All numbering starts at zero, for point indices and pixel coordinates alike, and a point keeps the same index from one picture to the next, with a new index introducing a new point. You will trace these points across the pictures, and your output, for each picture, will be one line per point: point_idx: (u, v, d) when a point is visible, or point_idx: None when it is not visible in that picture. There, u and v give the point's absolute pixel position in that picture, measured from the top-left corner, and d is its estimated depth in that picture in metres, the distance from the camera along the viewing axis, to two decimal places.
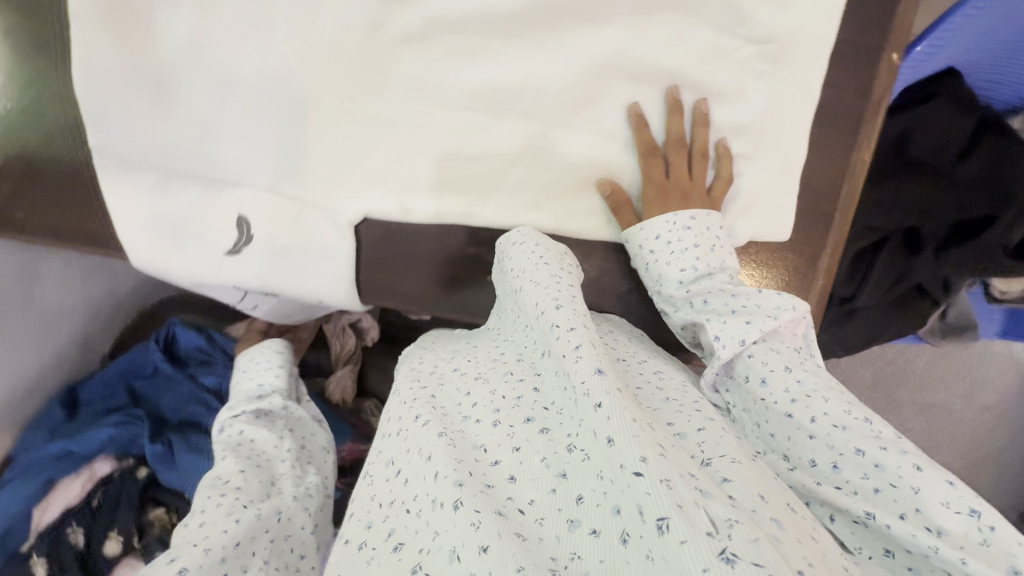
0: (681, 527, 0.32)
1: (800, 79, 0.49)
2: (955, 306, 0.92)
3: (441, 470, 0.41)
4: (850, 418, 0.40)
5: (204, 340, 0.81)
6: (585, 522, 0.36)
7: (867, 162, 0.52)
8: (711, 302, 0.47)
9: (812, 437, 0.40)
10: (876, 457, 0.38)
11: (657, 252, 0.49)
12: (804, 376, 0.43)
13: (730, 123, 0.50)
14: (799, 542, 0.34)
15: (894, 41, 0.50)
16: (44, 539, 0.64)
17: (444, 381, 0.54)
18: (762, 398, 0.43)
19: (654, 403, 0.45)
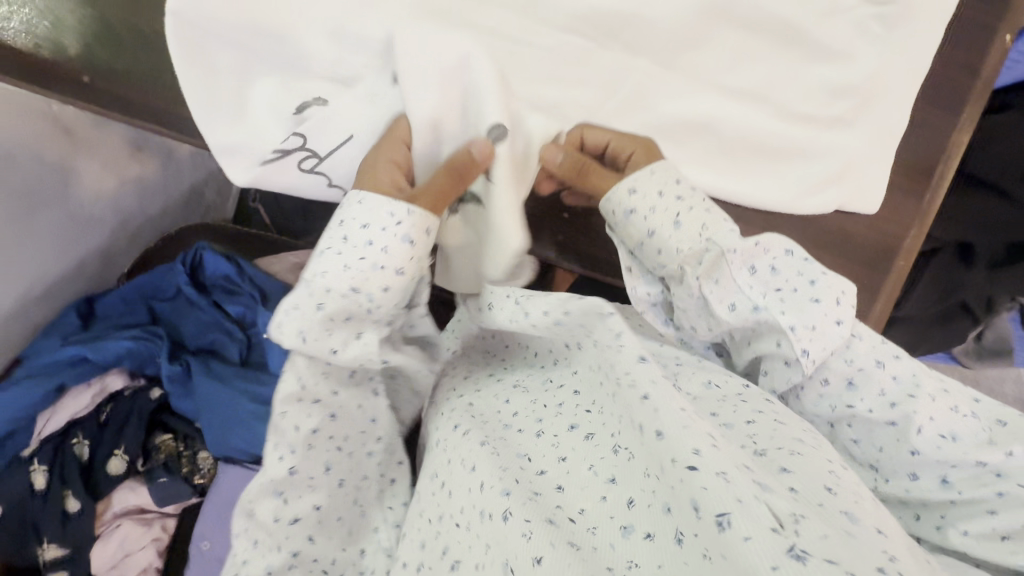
0: (745, 522, 0.27)
1: (917, 43, 0.47)
2: (993, 328, 0.90)
3: (487, 480, 0.39)
4: (954, 420, 0.37)
5: (232, 270, 0.75)
6: (637, 526, 0.32)
7: (963, 145, 0.51)
8: (778, 271, 0.40)
9: (914, 452, 0.37)
10: (999, 466, 0.35)
11: (666, 209, 0.43)
12: (899, 372, 0.38)
13: (838, 81, 0.48)
14: (878, 531, 0.29)
15: (1010, 21, 0.49)
16: (47, 447, 0.61)
17: (478, 384, 0.50)
18: (851, 405, 0.39)
19: (694, 389, 0.41)
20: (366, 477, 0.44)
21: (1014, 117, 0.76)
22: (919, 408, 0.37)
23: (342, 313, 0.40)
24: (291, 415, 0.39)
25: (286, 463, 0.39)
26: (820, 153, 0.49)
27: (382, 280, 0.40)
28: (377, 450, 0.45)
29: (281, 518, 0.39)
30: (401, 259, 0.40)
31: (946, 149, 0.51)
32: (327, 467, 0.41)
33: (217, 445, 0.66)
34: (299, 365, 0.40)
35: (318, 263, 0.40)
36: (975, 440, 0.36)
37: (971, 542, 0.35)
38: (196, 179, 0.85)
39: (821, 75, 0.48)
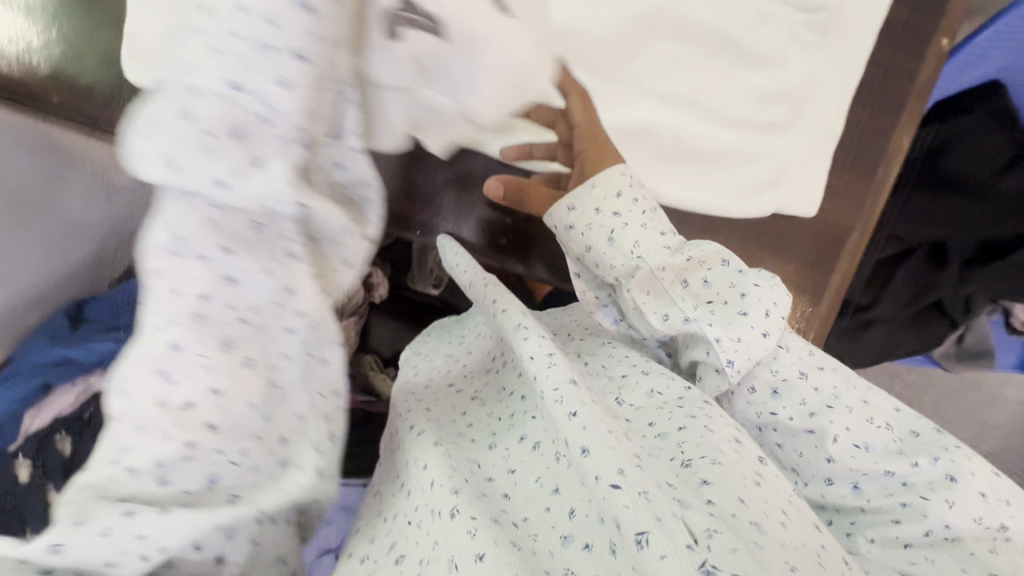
0: (661, 540, 0.30)
1: (844, 52, 0.49)
2: (973, 331, 0.89)
3: (438, 479, 0.41)
4: (869, 433, 0.43)
5: None
6: (577, 536, 0.35)
7: (903, 148, 0.52)
8: (709, 284, 0.45)
9: (831, 460, 0.42)
10: (905, 476, 0.42)
11: (602, 226, 0.47)
12: (821, 384, 0.44)
13: (772, 88, 0.49)
14: (782, 545, 0.33)
15: (945, 27, 0.50)
16: (32, 442, 0.64)
17: (440, 397, 0.55)
18: (775, 412, 0.44)
19: (637, 400, 0.44)
20: (284, 355, 0.31)
21: (984, 119, 0.74)
22: (837, 421, 0.42)
23: (233, 130, 0.25)
24: (185, 222, 0.27)
25: (168, 337, 0.28)
26: (756, 156, 0.50)
27: (288, 56, 0.24)
28: (298, 325, 0.30)
29: (174, 434, 0.29)
30: (333, 31, 0.25)
31: (884, 150, 0.51)
32: (216, 389, 0.29)
33: None
34: (172, 105, 0.25)
35: (185, 42, 0.25)
36: (885, 456, 0.43)
37: (877, 548, 0.41)
38: None
39: (754, 81, 0.49)
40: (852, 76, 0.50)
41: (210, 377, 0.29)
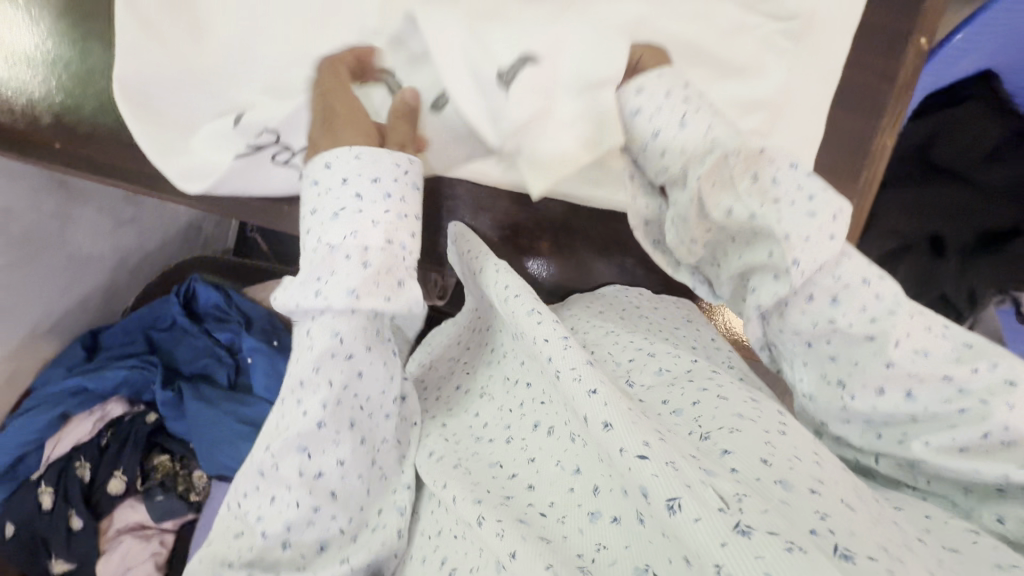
0: (693, 505, 0.30)
1: (821, 56, 0.49)
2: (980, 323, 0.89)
3: (458, 494, 0.40)
4: (928, 339, 0.36)
5: (221, 298, 0.81)
6: (605, 511, 0.35)
7: (887, 149, 0.51)
8: (779, 181, 0.37)
9: (889, 365, 0.35)
10: (964, 381, 0.34)
11: (672, 110, 0.40)
12: (883, 291, 0.36)
13: (750, 97, 0.50)
14: (813, 493, 0.32)
15: (923, 25, 0.50)
16: (54, 470, 0.68)
17: (451, 403, 0.52)
18: (832, 319, 0.36)
19: (648, 380, 0.45)
20: (382, 440, 0.44)
21: (974, 108, 0.74)
22: (898, 326, 0.35)
23: (383, 270, 0.40)
24: (326, 340, 0.39)
25: (314, 418, 0.39)
26: None
27: (408, 229, 0.42)
28: (392, 411, 0.44)
29: (305, 500, 0.40)
30: (413, 209, 0.43)
31: (868, 153, 0.51)
32: (341, 461, 0.41)
33: (208, 463, 0.71)
34: (328, 267, 0.39)
35: (335, 225, 0.40)
36: (944, 358, 0.35)
37: (933, 452, 0.35)
38: (194, 217, 0.92)
39: (731, 92, 0.50)
40: (826, 83, 0.50)
41: (335, 449, 0.40)
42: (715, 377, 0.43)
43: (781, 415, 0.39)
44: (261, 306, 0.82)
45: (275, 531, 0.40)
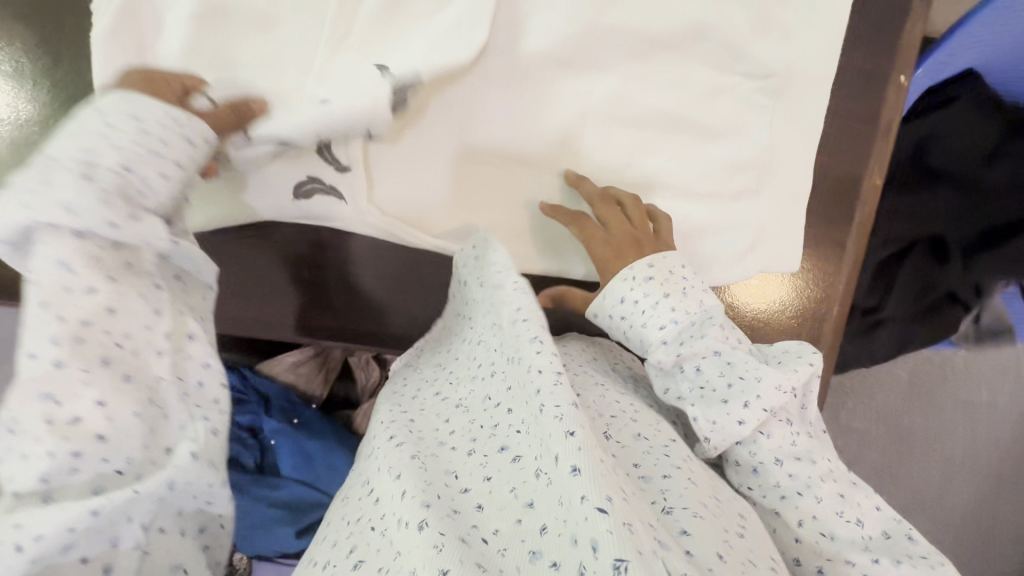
0: (640, 573, 0.29)
1: (801, 112, 0.50)
2: (988, 310, 0.89)
3: (408, 489, 0.37)
4: (838, 523, 0.41)
5: (237, 379, 0.81)
6: (546, 553, 0.32)
7: (878, 187, 0.53)
8: (701, 373, 0.45)
9: (797, 539, 0.41)
10: (866, 568, 0.38)
11: (624, 313, 0.47)
12: (796, 471, 0.42)
13: (735, 157, 0.50)
14: None
15: (901, 63, 0.51)
16: None
17: (422, 407, 0.48)
18: (750, 486, 0.44)
19: (624, 438, 0.43)
20: (160, 378, 0.35)
21: (965, 110, 0.72)
22: (805, 506, 0.41)
23: (115, 194, 0.34)
24: (47, 272, 0.32)
25: (46, 358, 0.31)
26: (733, 225, 0.51)
27: (157, 167, 0.36)
28: (167, 348, 0.35)
29: (57, 448, 0.31)
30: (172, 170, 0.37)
31: (859, 194, 0.52)
32: (100, 401, 0.32)
33: (245, 543, 0.75)
34: (36, 179, 0.32)
35: (62, 140, 0.34)
36: (852, 538, 0.40)
37: None
38: None
39: (720, 153, 0.50)
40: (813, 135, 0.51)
41: (86, 392, 0.32)
42: (687, 465, 0.42)
43: (740, 518, 0.40)
44: (277, 382, 0.83)
45: (27, 489, 0.31)
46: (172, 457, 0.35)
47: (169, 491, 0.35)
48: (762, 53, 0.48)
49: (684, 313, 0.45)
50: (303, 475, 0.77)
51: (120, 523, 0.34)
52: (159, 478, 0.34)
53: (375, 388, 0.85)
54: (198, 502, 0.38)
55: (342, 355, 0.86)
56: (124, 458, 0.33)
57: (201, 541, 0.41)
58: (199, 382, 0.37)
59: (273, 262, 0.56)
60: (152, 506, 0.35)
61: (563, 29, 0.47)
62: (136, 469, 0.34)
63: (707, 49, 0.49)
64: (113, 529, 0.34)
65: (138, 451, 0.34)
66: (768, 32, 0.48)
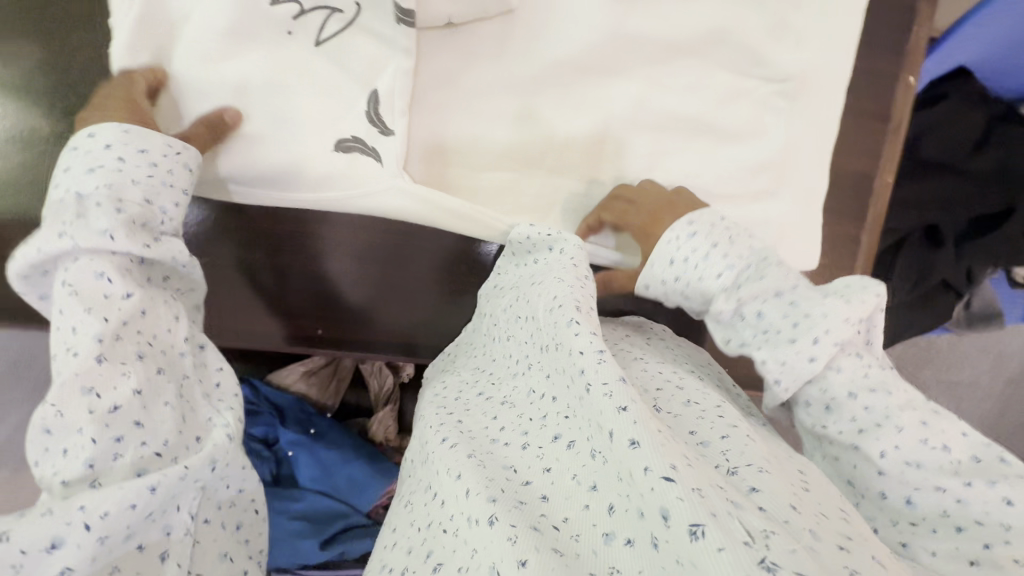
0: (717, 533, 0.30)
1: (817, 110, 0.51)
2: (978, 295, 0.92)
3: (472, 487, 0.37)
4: (925, 451, 0.40)
5: (248, 391, 0.81)
6: (619, 532, 0.33)
7: (890, 184, 0.54)
8: (764, 316, 0.43)
9: (881, 472, 0.40)
10: (959, 492, 0.38)
11: (685, 267, 0.46)
12: (872, 403, 0.41)
13: (755, 159, 0.51)
14: (839, 549, 0.32)
15: (909, 64, 0.53)
16: None
17: (468, 404, 0.48)
18: (824, 425, 0.42)
19: (675, 408, 0.43)
20: (185, 374, 0.41)
21: (956, 105, 0.75)
22: (885, 438, 0.40)
23: (143, 224, 0.39)
24: (87, 282, 0.37)
25: (89, 354, 0.36)
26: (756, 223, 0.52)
27: (174, 197, 0.41)
28: (189, 348, 0.41)
29: (100, 432, 0.35)
30: (188, 182, 0.42)
31: (871, 191, 0.54)
32: (138, 389, 0.37)
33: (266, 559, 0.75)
34: (71, 216, 0.37)
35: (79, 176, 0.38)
36: (941, 466, 0.39)
37: (938, 561, 0.37)
38: None
39: (734, 156, 0.51)
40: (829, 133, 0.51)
41: (127, 380, 0.37)
42: (743, 423, 0.42)
43: (801, 473, 0.40)
44: (290, 394, 0.83)
45: (75, 476, 0.34)
46: (209, 441, 0.40)
47: (211, 469, 0.39)
48: (777, 57, 0.50)
49: (736, 257, 0.45)
50: (323, 485, 0.78)
51: (172, 511, 0.38)
52: (202, 455, 0.38)
53: (388, 394, 0.85)
54: (230, 491, 0.42)
55: (353, 363, 0.86)
56: (161, 439, 0.37)
57: (240, 537, 0.44)
58: (218, 382, 0.43)
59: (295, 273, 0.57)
60: (196, 491, 0.39)
61: (585, 36, 0.49)
62: (176, 450, 0.38)
63: (725, 54, 0.50)
64: (166, 518, 0.37)
65: (174, 434, 0.38)
66: (784, 35, 0.50)
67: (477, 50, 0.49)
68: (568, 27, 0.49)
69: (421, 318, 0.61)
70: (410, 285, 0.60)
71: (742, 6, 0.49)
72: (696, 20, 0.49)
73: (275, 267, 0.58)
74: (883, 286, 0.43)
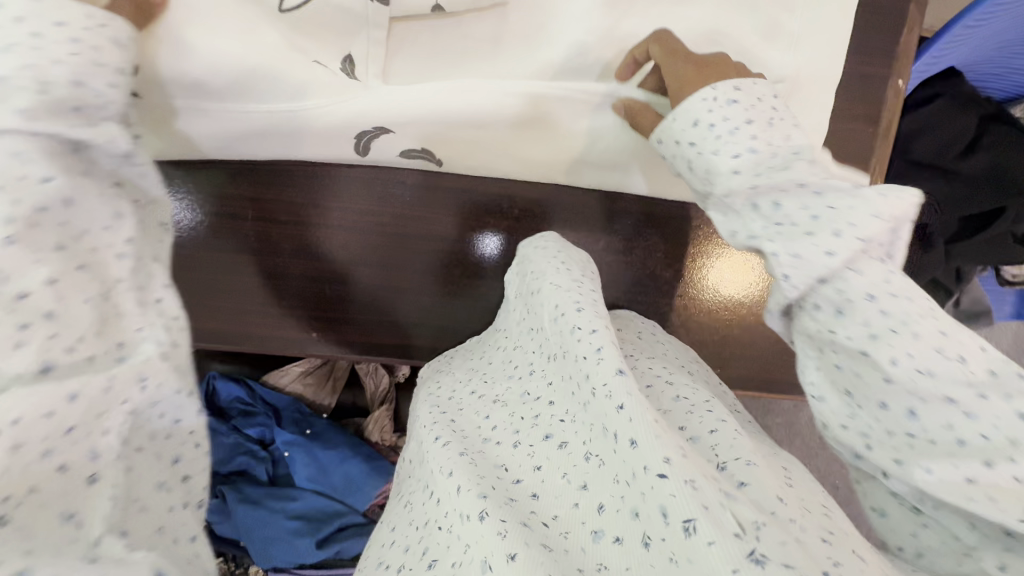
0: (709, 528, 0.30)
1: (809, 110, 0.52)
2: (968, 293, 0.93)
3: (464, 484, 0.38)
4: (940, 360, 0.32)
5: (244, 392, 0.81)
6: (608, 530, 0.34)
7: (879, 186, 0.56)
8: (781, 208, 0.38)
9: (886, 378, 0.33)
10: (970, 406, 0.31)
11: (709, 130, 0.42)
12: (891, 307, 0.34)
13: None
14: (822, 541, 0.33)
15: (899, 67, 0.54)
16: None
17: (462, 404, 0.49)
18: (832, 330, 0.35)
19: (664, 403, 0.43)
20: (118, 280, 0.32)
21: (946, 106, 0.76)
22: (899, 345, 0.33)
23: (67, 107, 0.32)
24: None
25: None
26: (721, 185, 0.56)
27: (106, 76, 0.33)
28: (129, 252, 0.32)
29: None
30: (120, 60, 0.34)
31: (863, 191, 0.56)
32: (51, 279, 0.29)
33: (262, 558, 0.75)
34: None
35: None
36: (954, 375, 0.32)
37: (934, 481, 0.31)
38: None
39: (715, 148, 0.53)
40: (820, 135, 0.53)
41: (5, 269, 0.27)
42: (731, 418, 0.42)
43: (785, 470, 0.40)
44: (286, 394, 0.83)
45: None
46: (137, 354, 0.31)
47: (142, 388, 0.31)
48: (769, 60, 0.50)
49: (766, 142, 0.40)
50: (321, 485, 0.78)
51: (98, 435, 0.29)
52: (127, 369, 0.30)
53: (384, 394, 0.85)
54: (173, 438, 0.33)
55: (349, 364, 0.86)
56: (77, 335, 0.29)
57: (179, 470, 0.33)
58: (160, 299, 0.33)
59: (295, 271, 0.58)
60: (137, 425, 0.31)
61: (578, 33, 0.50)
62: (97, 358, 0.30)
63: (719, 54, 0.51)
64: (89, 441, 0.29)
65: (91, 331, 0.30)
66: (777, 38, 0.50)
67: (470, 38, 0.50)
68: (573, 22, 0.50)
69: (422, 321, 0.61)
70: (410, 278, 0.60)
71: (734, 10, 0.49)
72: (689, 23, 0.50)
73: (271, 270, 0.58)
74: (920, 193, 0.37)
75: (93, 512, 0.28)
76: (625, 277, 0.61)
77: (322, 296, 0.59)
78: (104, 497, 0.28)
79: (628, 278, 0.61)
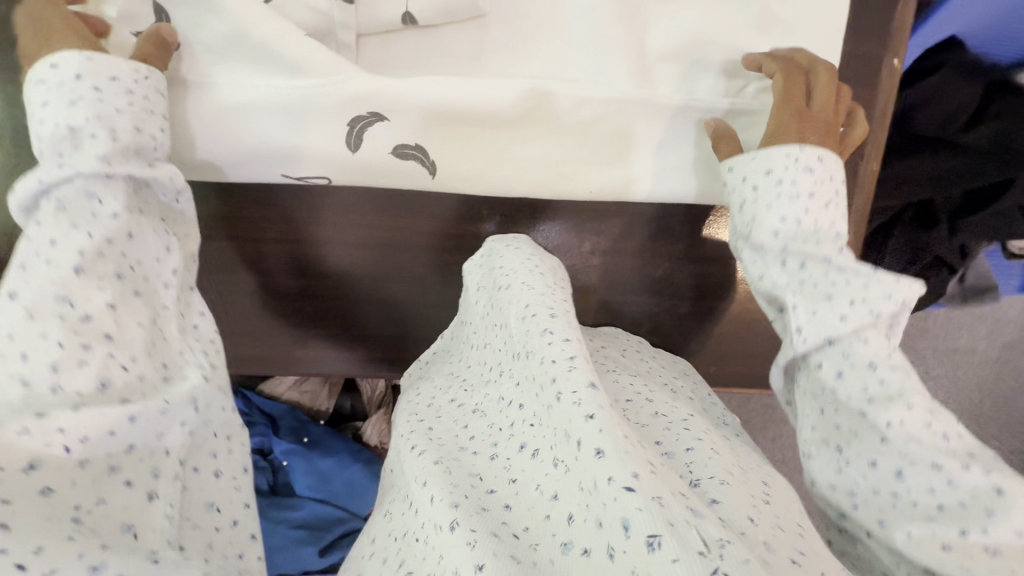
0: (673, 544, 0.28)
1: None
2: (974, 269, 0.91)
3: (436, 493, 0.36)
4: (925, 430, 0.36)
5: (241, 402, 0.81)
6: (576, 541, 0.32)
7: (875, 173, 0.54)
8: (808, 267, 0.42)
9: (883, 440, 0.36)
10: (953, 472, 0.34)
11: (771, 187, 0.44)
12: (888, 377, 0.38)
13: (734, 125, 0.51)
14: (793, 561, 0.31)
15: (895, 47, 0.51)
16: None
17: (439, 411, 0.48)
18: (835, 392, 0.39)
19: (642, 418, 0.42)
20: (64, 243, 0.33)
21: (949, 77, 0.71)
22: (896, 411, 0.36)
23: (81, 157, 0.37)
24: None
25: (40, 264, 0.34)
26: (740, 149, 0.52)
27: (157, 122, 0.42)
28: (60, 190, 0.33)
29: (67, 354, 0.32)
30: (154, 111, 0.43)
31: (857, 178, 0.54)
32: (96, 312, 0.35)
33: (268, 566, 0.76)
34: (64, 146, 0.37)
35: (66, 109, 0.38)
36: (939, 447, 0.36)
37: (912, 544, 0.34)
38: None
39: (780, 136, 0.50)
40: None
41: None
42: (708, 433, 0.41)
43: (764, 487, 0.38)
44: (282, 402, 0.83)
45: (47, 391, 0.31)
46: (180, 380, 0.38)
47: (194, 410, 0.37)
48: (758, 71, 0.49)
49: (813, 216, 0.43)
50: (320, 492, 0.78)
51: (147, 461, 0.34)
52: (177, 394, 0.36)
53: (381, 398, 0.85)
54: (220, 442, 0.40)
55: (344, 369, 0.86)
56: (129, 356, 0.35)
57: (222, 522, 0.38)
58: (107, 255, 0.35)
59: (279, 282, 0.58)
60: (173, 471, 0.35)
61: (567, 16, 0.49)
62: (142, 385, 0.35)
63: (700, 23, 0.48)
64: (146, 465, 0.34)
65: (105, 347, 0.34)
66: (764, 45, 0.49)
67: (452, 55, 0.49)
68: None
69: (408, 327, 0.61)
70: (401, 268, 0.58)
71: (718, 18, 0.49)
72: (680, 40, 0.49)
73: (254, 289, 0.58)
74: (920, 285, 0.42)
75: (146, 527, 0.32)
76: (613, 276, 0.59)
77: (308, 314, 0.59)
78: (158, 516, 0.33)
79: (618, 279, 0.59)
